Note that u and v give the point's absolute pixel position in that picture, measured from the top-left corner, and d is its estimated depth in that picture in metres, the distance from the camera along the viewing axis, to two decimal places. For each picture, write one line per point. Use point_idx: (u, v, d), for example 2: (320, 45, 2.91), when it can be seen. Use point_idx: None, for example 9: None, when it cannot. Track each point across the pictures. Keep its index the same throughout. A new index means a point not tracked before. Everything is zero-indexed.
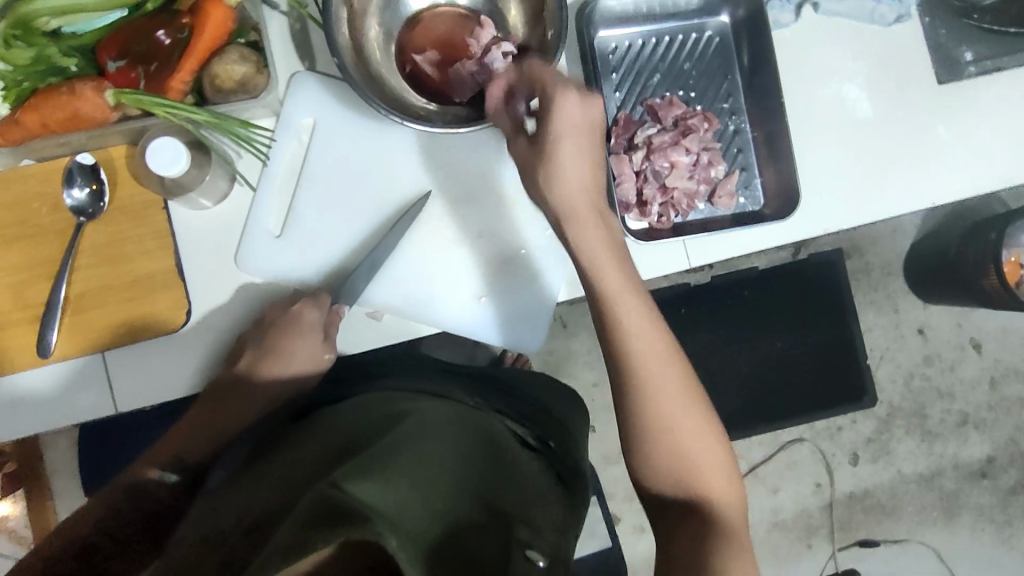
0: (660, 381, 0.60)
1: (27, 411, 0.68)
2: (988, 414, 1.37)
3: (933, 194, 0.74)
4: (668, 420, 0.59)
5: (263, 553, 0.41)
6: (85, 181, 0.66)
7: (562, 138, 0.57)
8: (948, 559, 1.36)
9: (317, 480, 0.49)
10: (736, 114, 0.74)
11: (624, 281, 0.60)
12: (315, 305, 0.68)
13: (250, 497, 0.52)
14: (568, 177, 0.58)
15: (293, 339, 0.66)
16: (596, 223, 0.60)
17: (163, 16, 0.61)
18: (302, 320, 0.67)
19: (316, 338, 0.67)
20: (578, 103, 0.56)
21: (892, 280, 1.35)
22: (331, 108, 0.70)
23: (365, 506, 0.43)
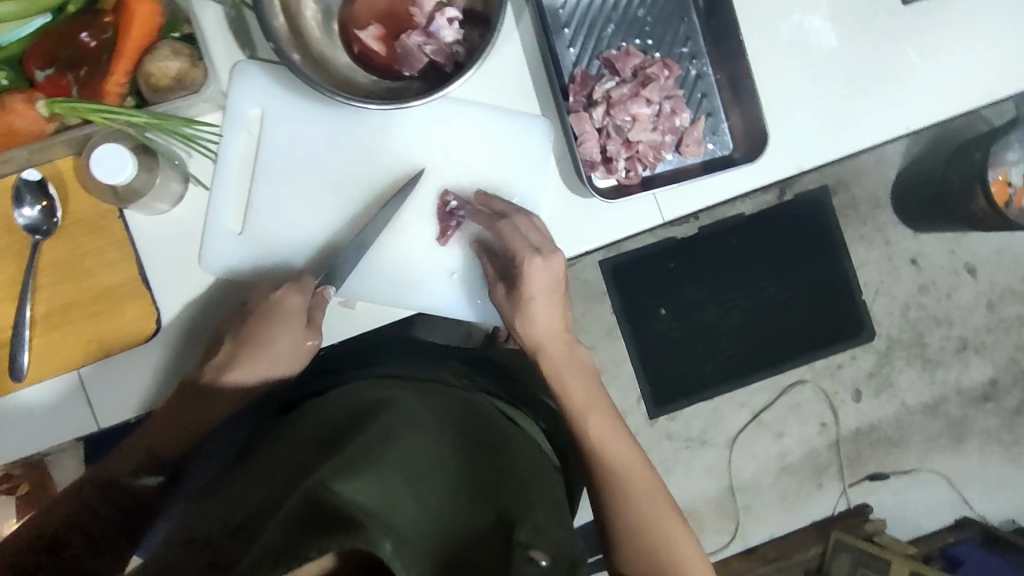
0: (626, 472, 0.68)
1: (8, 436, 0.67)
2: (987, 337, 1.36)
3: (908, 119, 0.72)
4: (632, 496, 0.67)
5: (250, 556, 0.40)
6: (34, 198, 0.64)
7: (533, 295, 0.66)
8: (959, 484, 1.36)
9: (304, 477, 0.47)
10: (696, 58, 0.72)
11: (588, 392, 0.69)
12: (299, 290, 0.66)
13: (234, 496, 0.50)
14: (541, 321, 0.68)
15: (269, 328, 0.65)
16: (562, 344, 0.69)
17: (84, 18, 0.60)
18: (281, 308, 0.66)
19: (295, 325, 0.66)
20: (545, 267, 0.65)
21: (881, 212, 1.32)
22: (276, 95, 0.68)
23: (357, 510, 0.42)
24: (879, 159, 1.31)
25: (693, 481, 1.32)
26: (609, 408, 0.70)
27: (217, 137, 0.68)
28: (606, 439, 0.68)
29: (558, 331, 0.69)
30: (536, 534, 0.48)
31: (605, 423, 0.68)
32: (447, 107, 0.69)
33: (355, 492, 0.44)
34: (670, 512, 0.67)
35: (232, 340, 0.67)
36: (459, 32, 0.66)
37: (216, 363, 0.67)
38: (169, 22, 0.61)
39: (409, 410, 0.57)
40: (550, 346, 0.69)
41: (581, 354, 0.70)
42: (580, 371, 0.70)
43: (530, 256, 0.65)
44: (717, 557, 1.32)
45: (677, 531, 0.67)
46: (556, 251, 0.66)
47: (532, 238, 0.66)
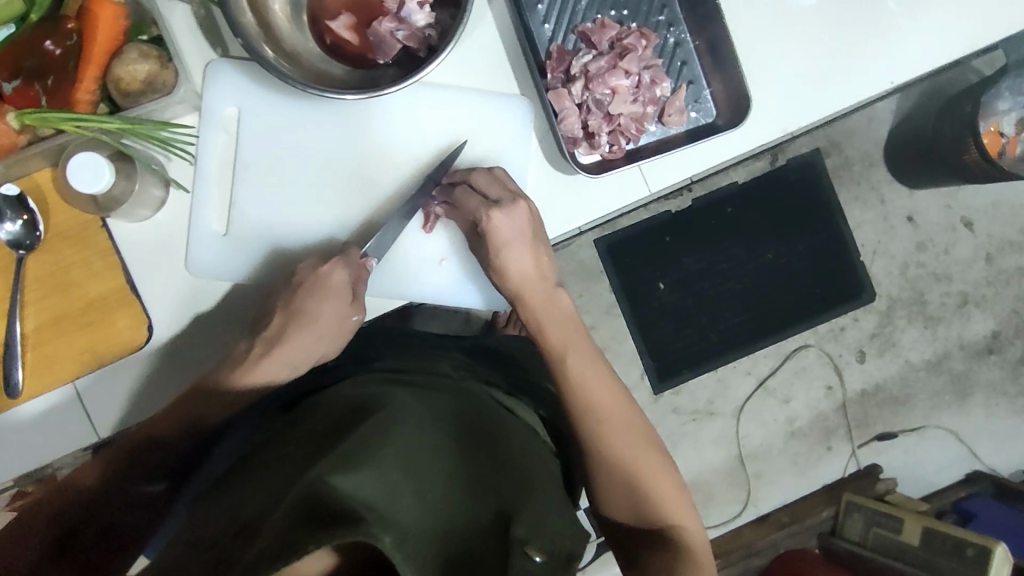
0: (615, 428, 0.65)
1: (11, 452, 0.67)
2: (987, 290, 1.35)
3: (892, 75, 0.70)
4: (621, 446, 0.64)
5: (252, 553, 0.39)
6: (14, 214, 0.63)
7: (503, 246, 0.64)
8: (967, 439, 1.36)
9: (303, 471, 0.47)
10: (674, 26, 0.71)
11: (574, 344, 0.67)
12: (346, 264, 0.65)
13: (235, 494, 0.50)
14: (514, 271, 0.65)
15: (315, 301, 0.64)
16: (546, 300, 0.66)
17: (46, 26, 0.59)
18: (330, 282, 0.64)
19: (342, 301, 0.65)
20: (504, 218, 0.63)
21: (874, 171, 1.31)
22: (252, 92, 0.67)
23: (358, 503, 0.42)
24: (871, 118, 1.30)
25: (702, 453, 1.32)
26: (607, 376, 0.67)
27: (194, 138, 0.67)
28: (603, 404, 0.65)
29: (538, 284, 0.66)
30: (533, 529, 0.49)
31: (603, 388, 0.66)
32: (424, 92, 0.68)
33: (355, 485, 0.44)
34: (672, 486, 0.64)
35: (281, 312, 0.64)
36: (431, 16, 0.65)
37: (265, 335, 0.64)
38: (136, 25, 0.60)
39: (407, 402, 0.57)
40: (530, 298, 0.66)
41: (565, 309, 0.67)
42: (571, 333, 0.67)
43: (487, 210, 0.63)
44: (730, 526, 1.32)
45: (679, 506, 0.64)
46: (515, 198, 0.64)
47: (490, 191, 0.64)
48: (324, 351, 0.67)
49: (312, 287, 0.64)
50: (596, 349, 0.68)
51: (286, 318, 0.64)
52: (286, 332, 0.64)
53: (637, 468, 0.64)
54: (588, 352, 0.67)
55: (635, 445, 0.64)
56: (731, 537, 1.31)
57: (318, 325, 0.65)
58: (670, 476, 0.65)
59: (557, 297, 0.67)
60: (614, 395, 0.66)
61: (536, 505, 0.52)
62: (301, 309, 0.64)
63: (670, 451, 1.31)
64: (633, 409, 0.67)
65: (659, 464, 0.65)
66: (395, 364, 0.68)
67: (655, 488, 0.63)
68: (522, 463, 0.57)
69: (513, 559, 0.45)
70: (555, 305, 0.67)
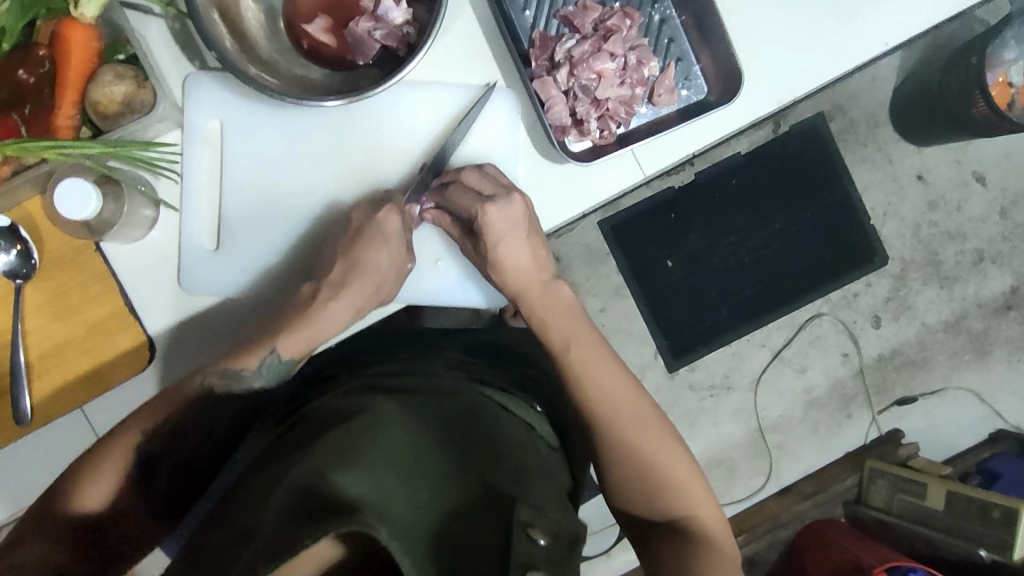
0: (623, 418, 0.64)
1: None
2: (1003, 245, 1.32)
3: (888, 37, 0.68)
4: (634, 438, 0.63)
5: (246, 554, 0.39)
6: (7, 244, 0.63)
7: (500, 240, 0.63)
8: (990, 398, 1.33)
9: (293, 469, 0.46)
10: (658, 2, 0.69)
11: (582, 336, 0.65)
12: (399, 211, 0.64)
13: (230, 504, 0.49)
14: (511, 266, 0.64)
15: (375, 245, 0.63)
16: (542, 294, 0.66)
17: (17, 55, 0.58)
18: (385, 229, 0.63)
19: (399, 245, 0.64)
20: (499, 212, 0.62)
21: (880, 132, 1.28)
22: (232, 102, 0.67)
23: (352, 496, 0.42)
24: (873, 78, 1.27)
25: (720, 429, 1.31)
26: (617, 367, 0.65)
27: (179, 155, 0.66)
28: (614, 395, 0.64)
29: (537, 279, 0.65)
30: (536, 512, 0.50)
31: (613, 377, 0.64)
32: (405, 92, 0.66)
33: (349, 481, 0.44)
34: (689, 473, 0.64)
35: (342, 258, 0.63)
36: (408, 13, 0.64)
37: (331, 279, 0.64)
38: (112, 44, 0.59)
39: (396, 401, 0.57)
40: (530, 294, 0.65)
41: (567, 302, 0.66)
42: (575, 327, 0.66)
43: (481, 205, 0.62)
44: (755, 499, 1.31)
45: (695, 493, 0.63)
46: (511, 191, 0.63)
47: (483, 187, 0.64)
48: (385, 294, 0.66)
49: (370, 234, 0.63)
50: (603, 337, 0.66)
51: (348, 262, 0.63)
52: (350, 280, 0.63)
53: (652, 457, 0.63)
54: (595, 345, 0.66)
55: (649, 433, 0.64)
56: (756, 511, 1.30)
57: (378, 271, 0.64)
58: (687, 463, 0.64)
59: (556, 289, 0.66)
60: (627, 384, 0.65)
61: (531, 494, 0.52)
62: (362, 253, 0.63)
63: (689, 429, 1.31)
64: (646, 398, 0.66)
65: (675, 450, 0.64)
66: (398, 369, 0.68)
67: (671, 477, 0.63)
68: (517, 455, 0.57)
69: (516, 545, 0.45)
70: (555, 297, 0.66)
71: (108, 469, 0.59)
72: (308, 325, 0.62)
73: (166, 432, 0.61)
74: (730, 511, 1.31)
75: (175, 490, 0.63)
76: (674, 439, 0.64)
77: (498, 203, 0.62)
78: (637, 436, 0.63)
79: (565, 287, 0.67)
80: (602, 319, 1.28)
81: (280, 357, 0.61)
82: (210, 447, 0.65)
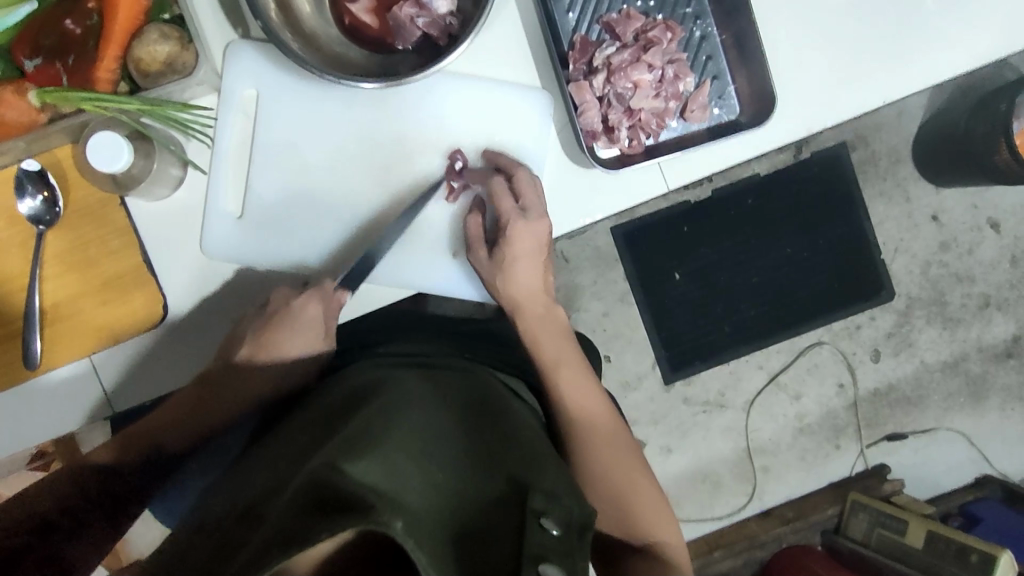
0: (598, 437, 0.68)
1: (39, 414, 0.68)
2: (1010, 293, 1.33)
3: (922, 79, 0.69)
4: (614, 465, 0.67)
5: (260, 539, 0.40)
6: (35, 189, 0.64)
7: (516, 256, 0.67)
8: (979, 443, 1.34)
9: (306, 461, 0.47)
10: (701, 19, 0.69)
11: (574, 364, 0.70)
12: (321, 299, 0.66)
13: (246, 481, 0.50)
14: (522, 281, 0.69)
15: (285, 334, 0.67)
16: (540, 311, 0.71)
17: (67, 5, 0.60)
18: (301, 315, 0.66)
19: (314, 330, 0.68)
20: (525, 229, 0.66)
21: (901, 167, 1.28)
22: (270, 74, 0.67)
23: (366, 489, 0.42)
24: (900, 113, 1.27)
25: (710, 444, 1.32)
26: (596, 390, 0.70)
27: (212, 119, 0.67)
28: (591, 414, 0.69)
29: (539, 299, 0.71)
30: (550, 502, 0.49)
31: (598, 404, 0.70)
32: (442, 82, 0.67)
33: (365, 475, 0.44)
34: (656, 501, 0.68)
35: (251, 341, 0.67)
36: (453, 3, 0.64)
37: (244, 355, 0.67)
38: (158, 4, 0.59)
39: (410, 393, 0.57)
40: (525, 309, 0.70)
41: (562, 325, 0.72)
42: (564, 349, 0.71)
43: (513, 219, 0.65)
44: (735, 517, 1.33)
45: (665, 524, 0.68)
46: (542, 215, 0.66)
47: (525, 198, 0.65)
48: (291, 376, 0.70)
49: (285, 319, 0.66)
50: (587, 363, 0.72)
51: (257, 346, 0.67)
52: (257, 359, 0.68)
53: (626, 480, 0.68)
54: (579, 368, 0.71)
55: (623, 455, 0.68)
56: (737, 528, 1.31)
57: (286, 354, 0.69)
58: (655, 492, 0.69)
59: (553, 312, 0.72)
60: (608, 416, 0.70)
61: (548, 482, 0.53)
62: (273, 338, 0.67)
63: (679, 441, 1.31)
64: (621, 425, 0.71)
65: (648, 485, 0.69)
66: (410, 350, 0.70)
67: (639, 504, 0.68)
68: (530, 450, 0.57)
69: (529, 530, 0.46)
70: (551, 318, 0.72)
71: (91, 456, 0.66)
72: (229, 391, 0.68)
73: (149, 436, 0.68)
74: (711, 527, 1.33)
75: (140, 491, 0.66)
76: (647, 475, 0.69)
77: (528, 222, 0.66)
78: (612, 457, 0.68)
79: (563, 312, 0.73)
80: (604, 323, 1.28)
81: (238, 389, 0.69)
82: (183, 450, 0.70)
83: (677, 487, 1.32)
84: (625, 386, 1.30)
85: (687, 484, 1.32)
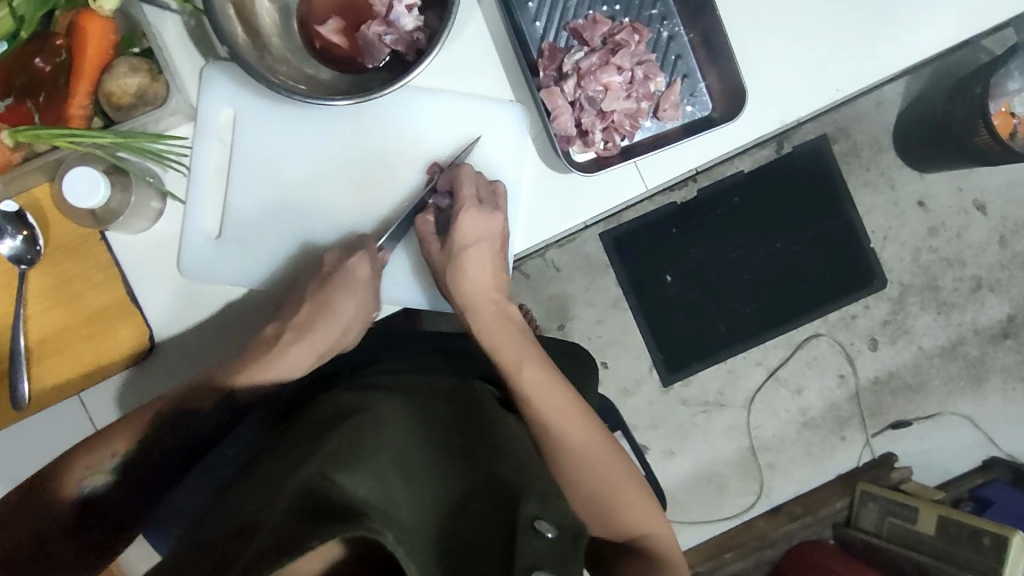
0: (574, 445, 0.65)
1: (50, 433, 0.71)
2: (1002, 274, 1.32)
3: (888, 65, 0.69)
4: (596, 471, 0.66)
5: (254, 550, 0.39)
6: (14, 230, 0.64)
7: (467, 248, 0.66)
8: (983, 426, 1.33)
9: (295, 472, 0.47)
10: (667, 19, 0.70)
11: (540, 368, 0.66)
12: (371, 257, 0.65)
13: (236, 498, 0.50)
14: (472, 278, 0.67)
15: (342, 296, 0.65)
16: (498, 320, 0.68)
17: (36, 44, 0.60)
18: (354, 276, 0.65)
19: (367, 293, 0.66)
20: (478, 215, 0.65)
21: (883, 156, 1.29)
22: (243, 99, 0.67)
23: (359, 501, 0.42)
24: (878, 103, 1.27)
25: (713, 445, 1.31)
26: (565, 389, 0.67)
27: (189, 149, 0.67)
28: (559, 414, 0.65)
29: (493, 297, 0.69)
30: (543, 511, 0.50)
31: (570, 410, 0.66)
32: (416, 97, 0.67)
33: (357, 489, 0.44)
34: (637, 498, 0.66)
35: (309, 302, 0.66)
36: (420, 19, 0.65)
37: (296, 322, 0.66)
38: (128, 37, 0.61)
39: (399, 406, 0.57)
40: (483, 310, 0.68)
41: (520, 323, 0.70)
42: (526, 348, 0.67)
43: (466, 203, 0.64)
44: (744, 517, 1.31)
45: (655, 522, 0.67)
46: (496, 209, 0.66)
47: (482, 193, 0.66)
48: (345, 341, 0.69)
49: (339, 280, 0.64)
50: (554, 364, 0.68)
51: (315, 307, 0.66)
52: (315, 324, 0.66)
53: (603, 480, 0.66)
54: (546, 367, 0.67)
55: (604, 460, 0.66)
56: (746, 528, 1.30)
57: (343, 317, 0.67)
58: (637, 488, 0.67)
59: (510, 311, 0.70)
60: (583, 420, 0.66)
61: (541, 489, 0.53)
62: (332, 299, 0.65)
63: (682, 444, 1.30)
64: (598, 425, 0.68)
65: (634, 484, 0.67)
66: (397, 367, 0.70)
67: (622, 504, 0.66)
68: (522, 458, 0.57)
69: (521, 547, 0.46)
70: (507, 318, 0.69)
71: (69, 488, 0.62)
72: (269, 368, 0.65)
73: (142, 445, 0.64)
74: (720, 528, 1.32)
75: (126, 518, 0.66)
76: (631, 474, 0.67)
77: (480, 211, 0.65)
78: (592, 460, 0.66)
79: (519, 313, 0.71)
80: (598, 330, 1.28)
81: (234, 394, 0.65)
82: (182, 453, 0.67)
83: (682, 490, 1.31)
84: (624, 392, 1.29)
85: (693, 486, 1.31)
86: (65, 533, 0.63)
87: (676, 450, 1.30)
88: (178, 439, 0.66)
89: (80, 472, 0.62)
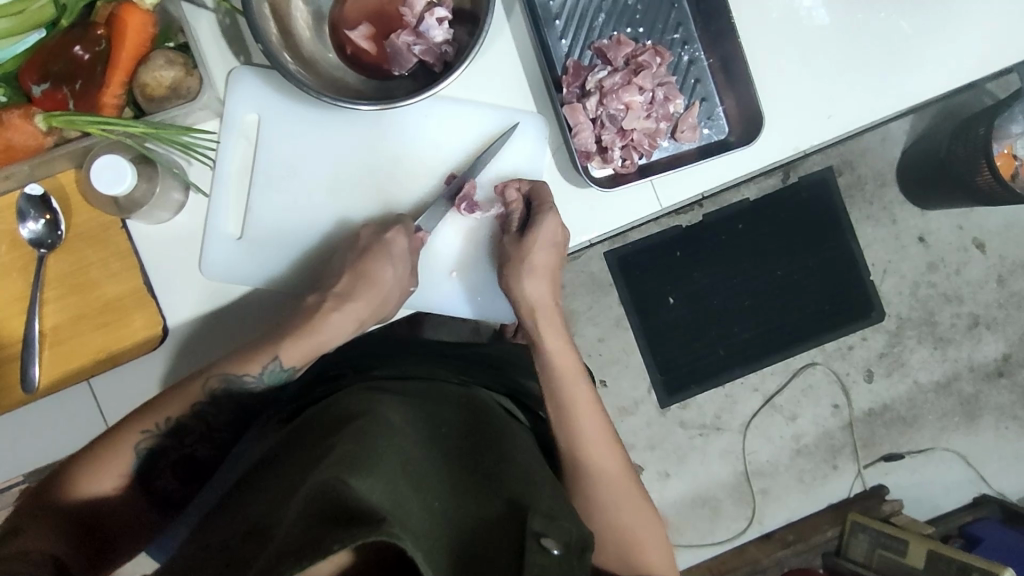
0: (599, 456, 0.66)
1: (49, 420, 0.70)
2: (999, 312, 1.34)
3: (901, 101, 0.71)
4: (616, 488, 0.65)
5: (268, 558, 0.39)
6: (37, 214, 0.64)
7: (536, 250, 0.67)
8: (974, 462, 1.34)
9: (309, 474, 0.46)
10: (688, 44, 0.72)
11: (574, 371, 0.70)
12: (407, 234, 0.66)
13: (244, 500, 0.49)
14: (524, 277, 0.68)
15: (382, 264, 0.65)
16: (551, 316, 0.71)
17: (76, 32, 0.62)
18: (392, 248, 0.66)
19: (405, 266, 0.67)
20: (554, 224, 0.67)
21: (886, 190, 1.31)
22: (272, 100, 0.68)
23: (375, 504, 0.42)
24: (883, 138, 1.30)
25: (708, 468, 1.31)
26: (596, 404, 0.69)
27: (215, 143, 0.68)
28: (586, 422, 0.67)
29: (545, 303, 0.70)
30: (549, 521, 0.50)
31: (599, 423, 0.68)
32: (440, 107, 0.69)
33: (368, 489, 0.43)
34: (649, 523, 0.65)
35: (350, 271, 0.66)
36: (449, 32, 0.66)
37: (336, 290, 0.67)
38: (163, 32, 0.62)
39: (406, 410, 0.57)
40: (538, 315, 0.70)
41: (562, 335, 0.71)
42: (569, 360, 0.70)
43: (546, 211, 0.67)
44: (736, 543, 1.31)
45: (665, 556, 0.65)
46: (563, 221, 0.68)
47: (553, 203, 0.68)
48: (385, 312, 0.69)
49: (377, 252, 0.65)
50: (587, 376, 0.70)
51: (355, 276, 0.66)
52: (356, 291, 0.66)
53: (628, 505, 0.65)
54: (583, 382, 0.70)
55: (628, 483, 0.66)
56: (737, 554, 1.30)
57: (384, 286, 0.67)
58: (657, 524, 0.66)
59: (559, 321, 0.72)
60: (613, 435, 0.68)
61: (547, 501, 0.53)
62: (369, 268, 0.65)
63: (677, 466, 1.31)
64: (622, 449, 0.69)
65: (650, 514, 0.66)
66: (404, 370, 0.70)
67: (636, 531, 0.64)
68: (528, 468, 0.57)
69: (530, 553, 0.46)
70: (552, 326, 0.71)
71: (120, 457, 0.60)
72: (315, 333, 0.65)
73: (168, 433, 0.62)
74: (711, 553, 1.31)
75: (171, 493, 0.63)
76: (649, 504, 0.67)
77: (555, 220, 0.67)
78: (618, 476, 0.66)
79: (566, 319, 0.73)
80: (600, 347, 1.28)
81: (282, 364, 0.64)
82: (212, 449, 0.65)
83: (675, 513, 1.31)
84: (622, 410, 1.29)
85: (686, 509, 1.31)
86: (114, 507, 0.61)
87: (671, 472, 1.31)
88: (228, 410, 0.64)
89: (136, 437, 0.60)
